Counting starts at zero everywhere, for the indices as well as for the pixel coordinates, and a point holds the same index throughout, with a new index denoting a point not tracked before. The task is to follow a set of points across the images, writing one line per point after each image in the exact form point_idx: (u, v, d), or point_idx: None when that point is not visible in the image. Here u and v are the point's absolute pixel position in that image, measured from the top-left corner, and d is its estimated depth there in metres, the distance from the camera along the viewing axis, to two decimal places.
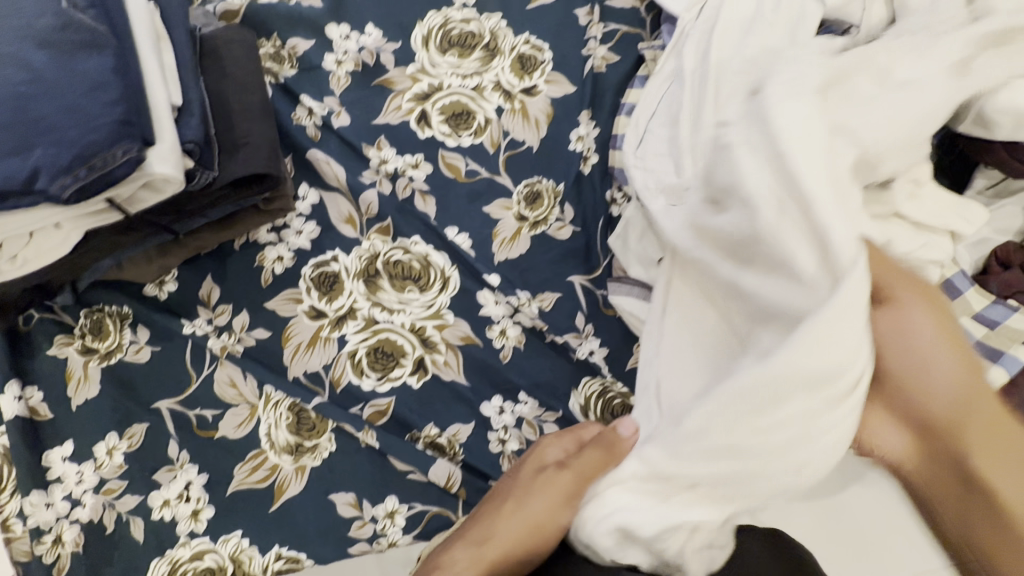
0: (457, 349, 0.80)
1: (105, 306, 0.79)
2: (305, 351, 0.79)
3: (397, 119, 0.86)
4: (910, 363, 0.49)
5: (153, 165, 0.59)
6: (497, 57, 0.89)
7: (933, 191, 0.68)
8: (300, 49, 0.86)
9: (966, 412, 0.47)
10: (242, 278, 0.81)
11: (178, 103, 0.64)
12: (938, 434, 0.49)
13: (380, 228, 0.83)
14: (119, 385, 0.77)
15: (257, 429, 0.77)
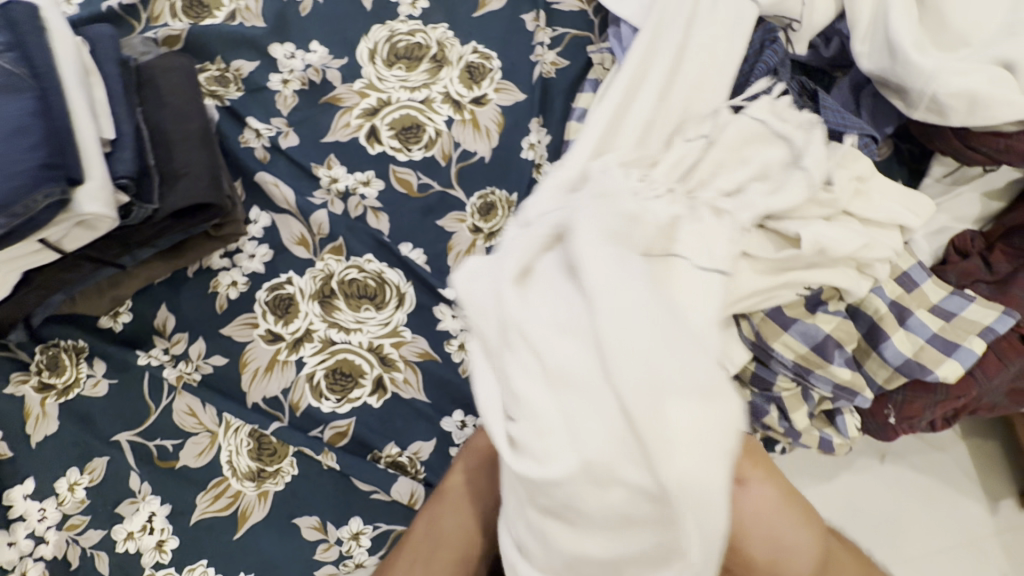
0: (416, 366, 0.79)
1: (60, 340, 0.79)
2: (262, 375, 0.79)
3: (346, 137, 0.85)
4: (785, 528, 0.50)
5: (82, 205, 0.58)
6: (444, 68, 0.88)
7: (877, 186, 0.68)
8: (245, 70, 0.86)
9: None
10: (197, 305, 0.81)
11: (110, 138, 0.65)
12: None
13: (333, 247, 0.82)
14: (77, 420, 0.76)
15: (218, 457, 0.76)
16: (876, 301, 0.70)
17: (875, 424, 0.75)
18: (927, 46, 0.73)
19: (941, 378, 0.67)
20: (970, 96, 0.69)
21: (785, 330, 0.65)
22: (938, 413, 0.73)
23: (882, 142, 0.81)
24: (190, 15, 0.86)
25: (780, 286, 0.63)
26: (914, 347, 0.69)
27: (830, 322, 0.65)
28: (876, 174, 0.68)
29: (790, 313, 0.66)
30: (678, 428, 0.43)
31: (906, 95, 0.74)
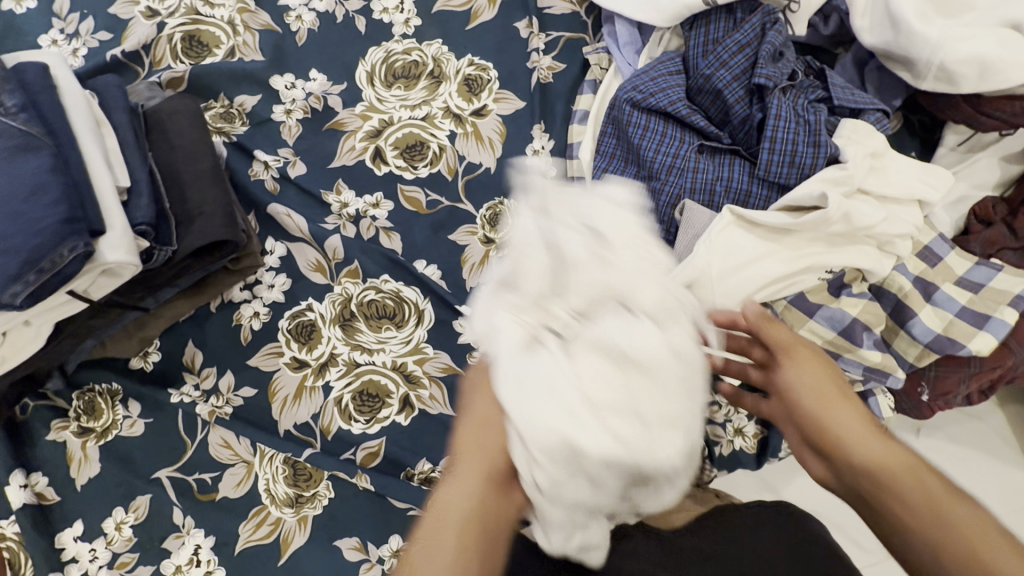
0: (440, 381, 0.80)
1: (95, 385, 0.81)
2: (292, 403, 0.80)
3: (352, 160, 0.86)
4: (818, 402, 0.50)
5: (104, 254, 0.60)
6: (442, 83, 0.88)
7: (894, 161, 0.66)
8: (248, 105, 0.87)
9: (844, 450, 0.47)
10: (222, 339, 0.82)
11: (126, 185, 0.65)
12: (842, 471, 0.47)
13: (350, 271, 0.83)
14: (117, 460, 0.78)
15: (256, 485, 0.78)
16: (899, 278, 0.70)
17: (908, 404, 0.73)
18: (929, 14, 0.72)
19: (974, 351, 0.66)
20: (979, 62, 0.67)
21: (810, 316, 0.63)
22: (970, 388, 0.71)
23: (891, 115, 0.80)
24: (191, 55, 0.88)
25: (802, 271, 0.62)
26: (944, 322, 0.68)
27: (858, 305, 0.63)
28: (890, 149, 0.67)
29: (814, 299, 0.64)
30: (599, 382, 0.41)
31: (913, 66, 0.72)
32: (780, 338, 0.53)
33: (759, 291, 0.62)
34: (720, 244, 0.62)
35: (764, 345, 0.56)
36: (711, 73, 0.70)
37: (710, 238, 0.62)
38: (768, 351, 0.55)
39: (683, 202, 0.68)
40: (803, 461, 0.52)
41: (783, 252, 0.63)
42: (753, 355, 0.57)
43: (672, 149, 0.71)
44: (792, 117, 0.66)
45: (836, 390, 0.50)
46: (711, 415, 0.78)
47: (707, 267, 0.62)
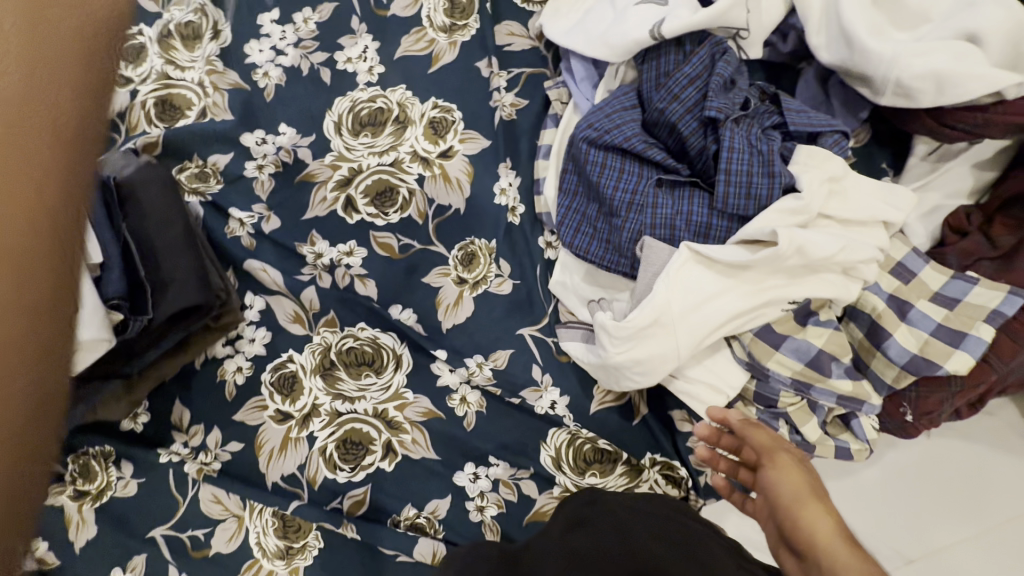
0: (421, 426, 0.81)
1: (88, 449, 0.82)
2: (278, 456, 0.81)
3: (324, 211, 0.88)
4: (791, 502, 0.55)
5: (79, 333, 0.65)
6: (408, 127, 0.89)
7: (853, 184, 0.66)
8: (221, 164, 0.89)
9: (804, 536, 0.52)
10: (207, 396, 0.84)
11: (98, 261, 0.70)
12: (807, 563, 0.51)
13: (327, 320, 0.85)
14: (112, 522, 0.80)
15: (247, 540, 0.79)
16: (873, 299, 0.69)
17: (892, 424, 0.71)
18: (885, 29, 0.71)
19: (951, 371, 0.65)
20: (936, 77, 0.66)
21: (777, 348, 0.65)
22: (954, 405, 0.69)
23: (859, 128, 0.79)
24: (165, 119, 0.90)
25: (761, 306, 0.63)
26: (919, 343, 0.67)
27: (823, 335, 0.65)
28: (851, 172, 0.66)
29: (781, 330, 0.65)
30: None
31: (872, 83, 0.72)
32: (760, 439, 0.62)
33: (721, 326, 0.63)
34: (678, 282, 0.63)
35: (749, 445, 0.64)
36: (664, 107, 0.71)
37: (668, 278, 0.63)
38: (755, 455, 0.63)
39: (643, 238, 0.68)
40: (780, 561, 0.54)
41: (740, 286, 0.63)
42: (742, 455, 0.65)
43: (631, 185, 0.71)
44: (746, 148, 0.66)
45: (807, 487, 0.56)
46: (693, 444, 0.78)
47: (666, 306, 0.62)
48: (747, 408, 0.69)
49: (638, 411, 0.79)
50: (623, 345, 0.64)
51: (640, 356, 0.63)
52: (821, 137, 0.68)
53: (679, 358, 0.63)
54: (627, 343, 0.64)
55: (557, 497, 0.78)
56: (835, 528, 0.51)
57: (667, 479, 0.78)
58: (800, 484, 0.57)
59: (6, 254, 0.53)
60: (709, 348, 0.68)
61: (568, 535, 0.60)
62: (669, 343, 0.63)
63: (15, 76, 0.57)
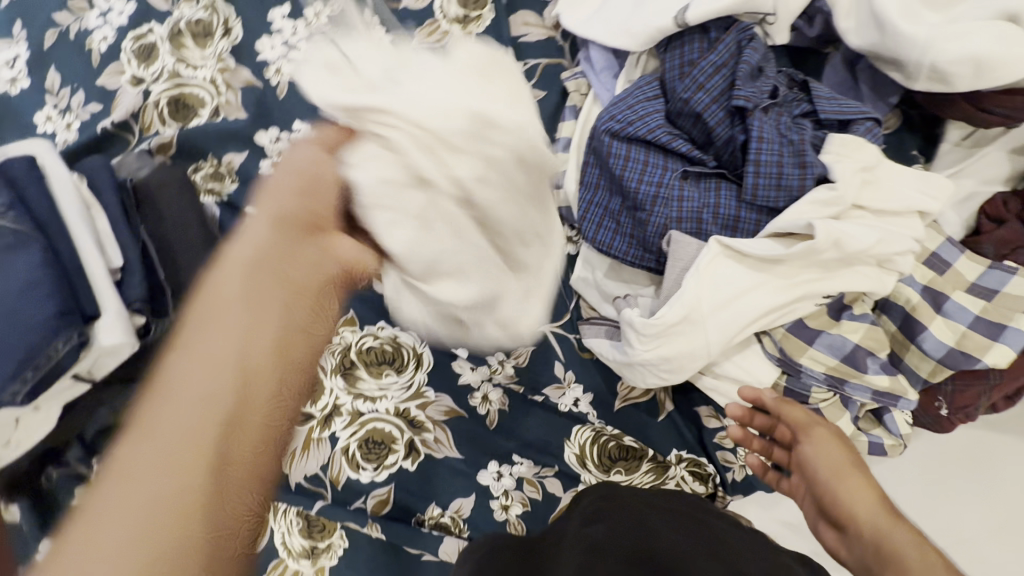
0: (444, 424, 0.80)
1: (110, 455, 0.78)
2: (301, 456, 0.81)
3: None
4: (827, 474, 0.57)
5: (100, 339, 0.62)
6: None
7: (887, 172, 0.64)
8: (236, 163, 0.88)
9: (841, 507, 0.54)
10: None
11: (117, 265, 0.69)
12: (846, 531, 0.53)
13: (347, 320, 0.84)
14: None
15: (272, 540, 0.79)
16: (906, 291, 0.68)
17: (925, 417, 0.69)
18: (919, 10, 0.68)
19: (990, 364, 0.63)
20: (973, 60, 0.64)
21: (811, 343, 0.64)
22: (991, 399, 0.67)
23: (888, 113, 0.77)
24: (178, 118, 0.89)
25: (794, 300, 0.62)
26: (956, 335, 0.65)
27: (859, 330, 0.63)
28: (884, 160, 0.64)
29: (814, 325, 0.64)
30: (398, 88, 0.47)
31: (904, 67, 0.69)
32: (798, 417, 0.62)
33: (752, 322, 0.62)
34: (709, 278, 0.61)
35: (784, 423, 0.64)
36: (689, 97, 0.68)
37: (698, 273, 0.61)
38: (790, 431, 0.64)
39: (669, 232, 0.67)
40: (819, 533, 0.57)
41: (772, 281, 0.62)
42: (776, 433, 0.66)
43: (655, 178, 0.69)
44: (776, 137, 0.64)
45: (842, 458, 0.58)
46: (720, 441, 0.77)
47: (697, 302, 0.61)
48: None
49: (663, 407, 0.79)
50: (653, 343, 0.62)
51: (669, 353, 0.62)
52: (852, 124, 0.66)
53: (709, 355, 0.62)
54: (656, 341, 0.62)
55: None
56: (877, 500, 0.53)
57: (694, 475, 0.76)
58: (836, 455, 0.59)
59: (248, 430, 0.44)
60: (739, 343, 0.66)
61: (589, 527, 0.60)
62: (699, 340, 0.62)
63: (277, 293, 0.47)
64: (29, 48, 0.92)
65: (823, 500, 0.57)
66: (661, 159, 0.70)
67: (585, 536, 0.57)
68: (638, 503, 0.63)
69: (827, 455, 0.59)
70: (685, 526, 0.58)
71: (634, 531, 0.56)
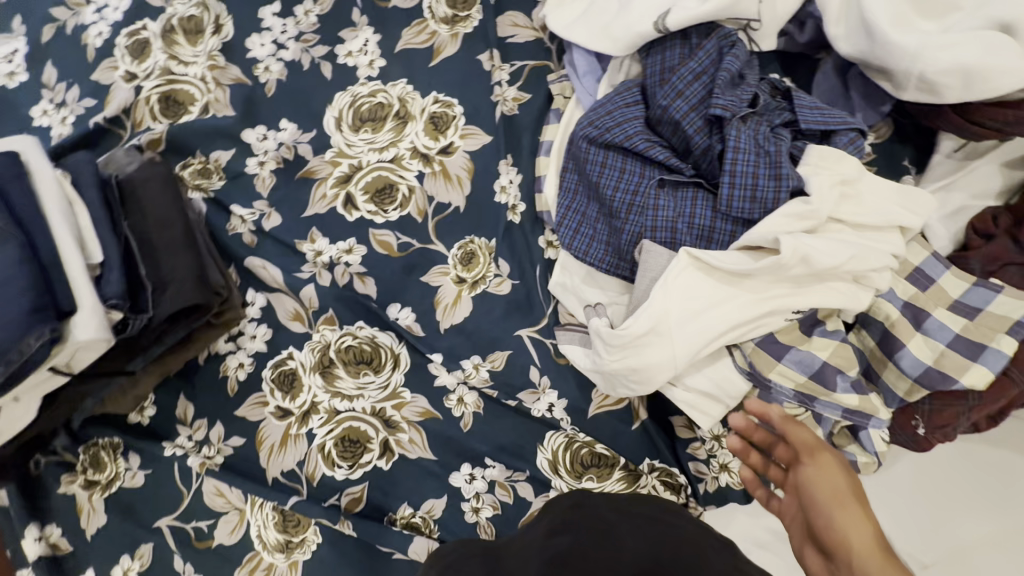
0: (419, 426, 0.81)
1: (98, 439, 0.85)
2: (278, 451, 0.83)
3: (324, 208, 0.87)
4: (828, 503, 0.56)
5: (76, 333, 0.63)
6: (409, 123, 0.88)
7: (868, 186, 0.62)
8: (223, 160, 0.89)
9: (835, 535, 0.53)
10: (210, 391, 0.85)
11: (98, 262, 0.70)
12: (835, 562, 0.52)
13: (326, 319, 0.85)
14: (121, 511, 0.83)
15: (248, 532, 0.81)
16: (887, 307, 0.66)
17: (902, 437, 0.67)
18: (911, 17, 0.66)
19: (968, 386, 0.61)
20: (962, 71, 0.62)
21: (780, 360, 0.63)
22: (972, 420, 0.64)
23: (879, 123, 0.74)
24: (168, 115, 0.90)
25: (765, 315, 0.61)
26: (935, 354, 0.63)
27: (828, 348, 0.63)
28: (866, 172, 0.63)
29: (784, 339, 0.63)
30: None
31: (893, 76, 0.67)
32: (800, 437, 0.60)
33: (720, 335, 0.61)
34: (676, 290, 0.61)
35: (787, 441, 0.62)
36: (667, 104, 0.67)
37: (667, 284, 0.61)
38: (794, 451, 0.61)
39: (642, 241, 0.67)
40: (804, 558, 0.57)
41: (740, 293, 0.61)
42: (778, 451, 0.63)
43: (631, 185, 0.69)
44: (753, 147, 0.63)
45: (848, 488, 0.56)
46: (693, 452, 0.77)
47: (664, 314, 0.61)
48: None
49: (637, 416, 0.78)
50: (619, 353, 0.62)
51: (637, 364, 0.62)
52: (834, 136, 0.65)
53: (677, 367, 0.62)
54: (623, 352, 0.62)
55: None
56: (878, 544, 0.51)
57: (666, 485, 0.76)
58: (842, 482, 0.56)
59: None
60: (711, 356, 0.66)
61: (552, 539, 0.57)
62: (667, 352, 0.61)
63: None
64: (28, 43, 0.94)
65: (817, 526, 0.56)
66: (638, 167, 0.70)
67: (548, 552, 0.55)
68: (598, 506, 0.61)
69: (835, 482, 0.56)
70: (647, 528, 0.56)
71: (596, 543, 0.55)
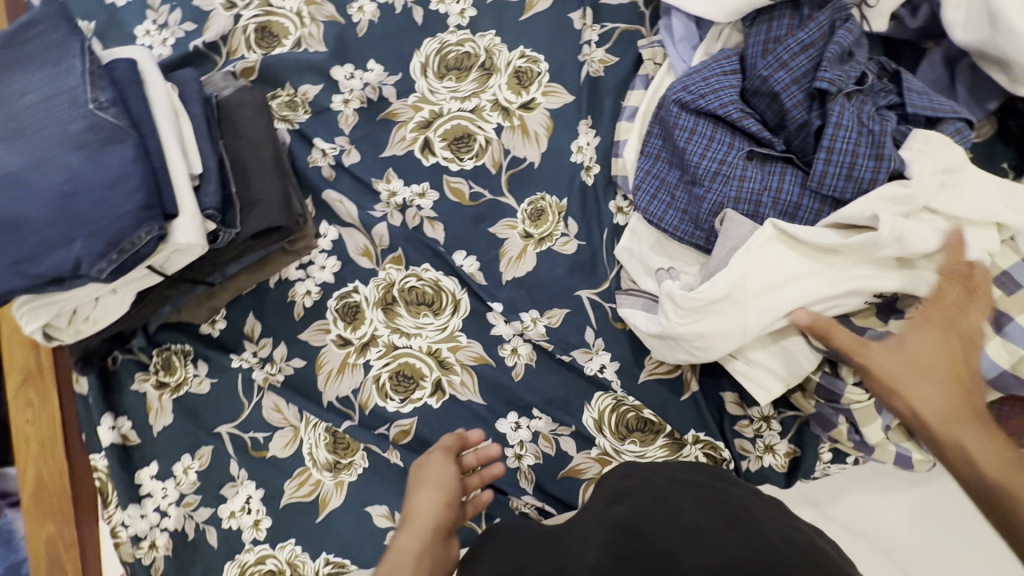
0: (472, 369, 0.83)
1: (171, 344, 0.90)
2: (336, 377, 0.86)
3: (402, 150, 0.89)
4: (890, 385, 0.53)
5: (176, 235, 0.68)
6: (493, 75, 0.89)
7: (967, 179, 0.61)
8: (310, 94, 0.91)
9: (908, 414, 0.51)
10: (277, 312, 0.89)
11: (198, 172, 0.73)
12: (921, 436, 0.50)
13: (394, 258, 0.88)
14: (186, 413, 0.88)
15: (301, 448, 0.86)
16: None
17: None
18: None
19: None
20: None
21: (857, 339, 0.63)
22: None
23: (983, 120, 0.72)
24: (262, 45, 0.93)
25: (845, 293, 0.61)
26: (1013, 359, 0.61)
27: None
28: (967, 164, 0.62)
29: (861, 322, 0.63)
30: None
31: (1010, 69, 0.65)
32: (843, 340, 0.57)
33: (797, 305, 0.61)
34: (758, 259, 0.62)
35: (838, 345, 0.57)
36: (768, 75, 0.67)
37: (748, 252, 0.62)
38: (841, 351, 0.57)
39: (723, 212, 0.67)
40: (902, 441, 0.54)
41: (824, 267, 0.62)
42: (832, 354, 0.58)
43: (719, 155, 0.69)
44: (854, 126, 0.62)
45: (898, 361, 0.53)
46: (740, 429, 0.77)
47: (741, 282, 0.62)
48: (805, 400, 0.74)
49: (687, 386, 0.79)
50: (690, 316, 0.63)
51: (707, 329, 0.63)
52: (939, 125, 0.63)
53: (744, 337, 0.63)
54: (693, 316, 0.63)
55: (594, 458, 0.79)
56: (955, 410, 0.49)
57: (708, 457, 0.77)
58: (896, 357, 0.53)
59: None
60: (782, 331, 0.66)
61: (609, 508, 0.60)
62: (737, 320, 0.62)
63: None
64: None
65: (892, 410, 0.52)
66: (729, 137, 0.70)
67: (603, 523, 0.58)
68: (662, 482, 0.62)
69: (882, 357, 0.54)
70: (716, 513, 0.56)
71: (654, 516, 0.56)
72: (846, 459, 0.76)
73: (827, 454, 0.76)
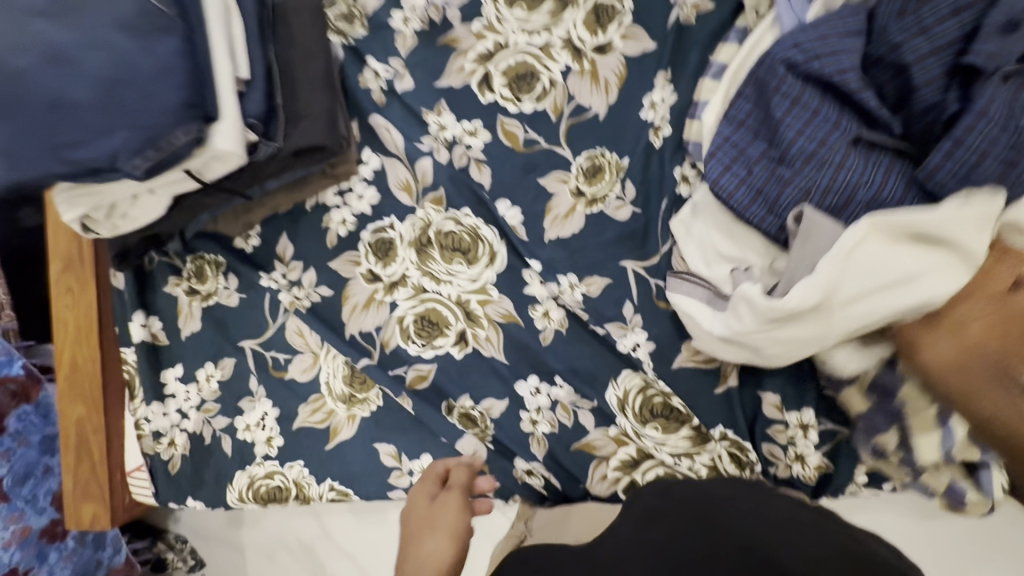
0: (499, 326, 0.80)
1: (205, 254, 0.90)
2: (361, 311, 0.85)
3: (458, 82, 0.82)
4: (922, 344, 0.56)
5: (216, 140, 0.65)
6: (570, 8, 0.79)
7: None
8: (369, 7, 0.85)
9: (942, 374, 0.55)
10: (310, 237, 0.87)
11: (244, 77, 0.69)
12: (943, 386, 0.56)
13: (434, 198, 0.83)
14: (213, 323, 0.89)
15: (319, 376, 0.86)
16: None
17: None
18: None
19: None
20: None
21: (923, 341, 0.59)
22: None
23: None
24: None
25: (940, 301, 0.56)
26: None
27: None
28: None
29: None
30: None
31: None
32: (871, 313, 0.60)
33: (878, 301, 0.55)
34: (855, 262, 0.56)
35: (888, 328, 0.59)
36: (902, 41, 0.58)
37: (845, 255, 0.56)
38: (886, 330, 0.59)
39: (802, 208, 0.61)
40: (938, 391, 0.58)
41: (917, 252, 0.56)
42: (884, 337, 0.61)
43: (819, 134, 0.61)
44: (1001, 118, 0.53)
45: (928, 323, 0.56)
46: (772, 433, 0.71)
47: (836, 287, 0.56)
48: (857, 396, 0.63)
49: (725, 379, 0.73)
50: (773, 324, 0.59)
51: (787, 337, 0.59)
52: None
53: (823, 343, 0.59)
54: (775, 324, 0.59)
55: (612, 437, 0.76)
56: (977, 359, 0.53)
57: (732, 457, 0.73)
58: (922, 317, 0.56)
59: None
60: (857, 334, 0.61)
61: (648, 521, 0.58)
62: (820, 328, 0.58)
63: None
64: None
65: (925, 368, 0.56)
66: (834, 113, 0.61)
67: (642, 542, 0.54)
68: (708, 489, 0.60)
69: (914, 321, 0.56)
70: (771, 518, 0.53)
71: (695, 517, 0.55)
72: (883, 483, 0.68)
73: (862, 475, 0.68)
